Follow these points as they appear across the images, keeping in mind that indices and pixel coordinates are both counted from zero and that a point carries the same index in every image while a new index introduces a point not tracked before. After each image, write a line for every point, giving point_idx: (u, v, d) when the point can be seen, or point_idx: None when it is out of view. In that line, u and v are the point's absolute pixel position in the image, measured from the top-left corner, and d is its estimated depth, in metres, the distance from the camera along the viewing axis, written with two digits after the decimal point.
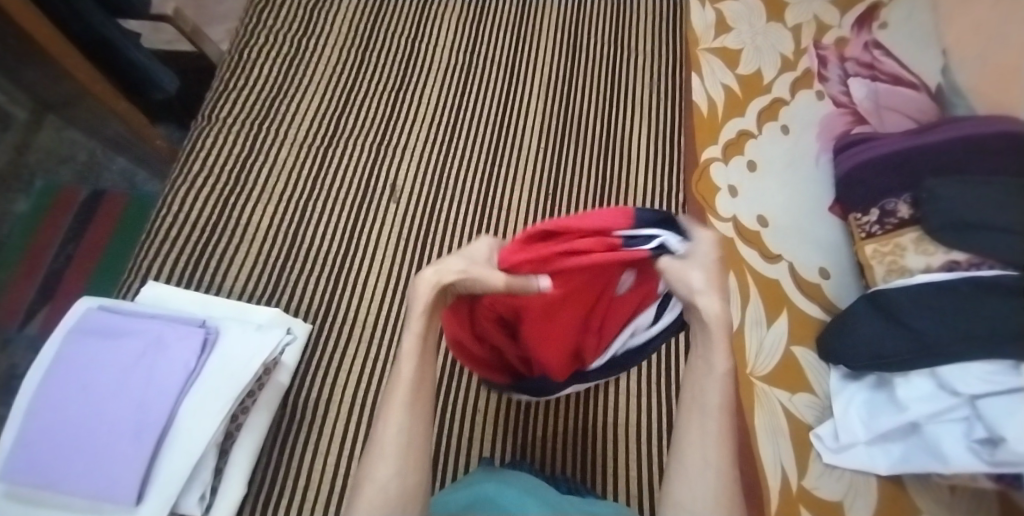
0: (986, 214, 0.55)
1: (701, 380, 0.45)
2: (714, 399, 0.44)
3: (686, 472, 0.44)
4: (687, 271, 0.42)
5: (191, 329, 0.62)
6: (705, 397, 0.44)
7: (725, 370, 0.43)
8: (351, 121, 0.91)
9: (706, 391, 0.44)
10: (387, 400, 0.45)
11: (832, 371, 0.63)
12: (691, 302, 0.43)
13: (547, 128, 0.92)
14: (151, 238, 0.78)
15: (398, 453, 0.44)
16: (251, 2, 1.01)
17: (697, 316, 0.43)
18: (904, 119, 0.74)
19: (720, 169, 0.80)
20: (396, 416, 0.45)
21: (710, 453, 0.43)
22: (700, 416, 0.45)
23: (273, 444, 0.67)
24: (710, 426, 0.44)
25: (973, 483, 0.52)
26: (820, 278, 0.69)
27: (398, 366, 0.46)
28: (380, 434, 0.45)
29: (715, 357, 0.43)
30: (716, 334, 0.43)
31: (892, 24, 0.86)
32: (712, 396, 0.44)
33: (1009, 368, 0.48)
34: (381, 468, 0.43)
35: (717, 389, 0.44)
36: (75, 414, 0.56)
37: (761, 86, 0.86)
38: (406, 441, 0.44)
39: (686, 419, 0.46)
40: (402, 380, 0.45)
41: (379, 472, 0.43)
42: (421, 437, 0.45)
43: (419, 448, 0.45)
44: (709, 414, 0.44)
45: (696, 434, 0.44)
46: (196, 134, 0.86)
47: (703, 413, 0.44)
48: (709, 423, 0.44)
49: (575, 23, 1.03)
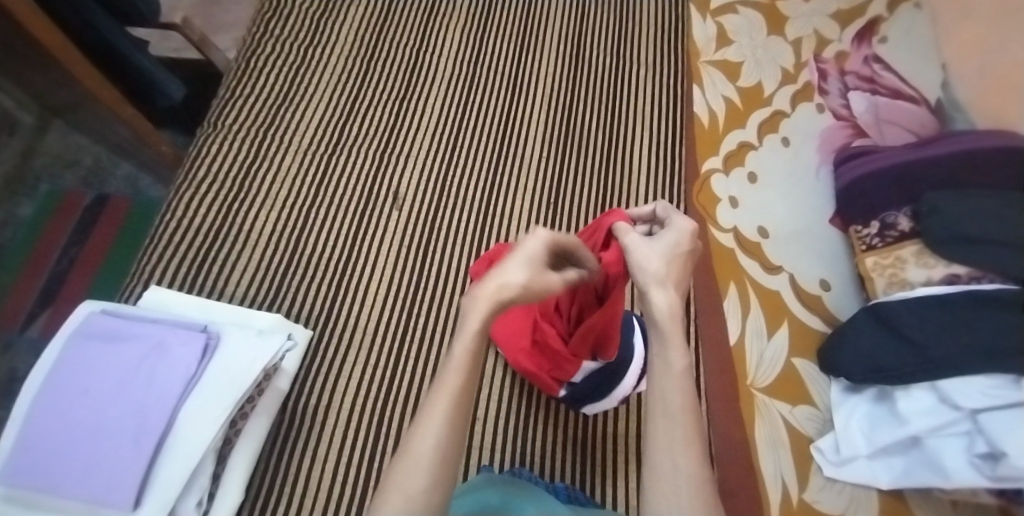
0: (986, 228, 0.55)
1: (661, 380, 0.41)
2: (676, 400, 0.40)
3: (664, 488, 0.38)
4: (632, 271, 0.44)
5: (193, 334, 0.62)
6: (667, 400, 0.40)
7: (682, 365, 0.41)
8: (355, 129, 0.92)
9: (668, 392, 0.41)
10: (429, 400, 0.41)
11: (833, 383, 0.63)
12: (644, 290, 0.43)
13: (549, 138, 0.93)
14: (155, 243, 0.79)
15: (428, 466, 0.38)
16: (260, 11, 1.02)
17: (647, 312, 0.43)
18: (903, 132, 0.75)
19: (721, 180, 0.81)
20: (433, 421, 0.39)
21: (679, 464, 0.38)
22: (664, 420, 0.40)
23: (271, 451, 0.67)
24: (676, 431, 0.39)
25: (975, 498, 0.52)
26: (821, 290, 0.70)
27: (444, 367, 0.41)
28: (414, 441, 0.39)
29: (671, 352, 0.41)
30: (669, 330, 0.42)
31: (892, 38, 0.87)
32: (674, 399, 0.40)
33: (1011, 383, 0.48)
34: (401, 466, 0.39)
35: (677, 391, 0.40)
36: (76, 416, 0.56)
37: (761, 98, 0.87)
38: (440, 450, 0.39)
39: (650, 429, 0.41)
40: (446, 382, 0.41)
41: (407, 479, 0.38)
42: (455, 453, 0.40)
43: (450, 463, 0.39)
44: (673, 417, 0.40)
45: (664, 441, 0.39)
46: (202, 140, 0.87)
47: (667, 418, 0.40)
48: (677, 428, 0.39)
49: (578, 34, 1.04)
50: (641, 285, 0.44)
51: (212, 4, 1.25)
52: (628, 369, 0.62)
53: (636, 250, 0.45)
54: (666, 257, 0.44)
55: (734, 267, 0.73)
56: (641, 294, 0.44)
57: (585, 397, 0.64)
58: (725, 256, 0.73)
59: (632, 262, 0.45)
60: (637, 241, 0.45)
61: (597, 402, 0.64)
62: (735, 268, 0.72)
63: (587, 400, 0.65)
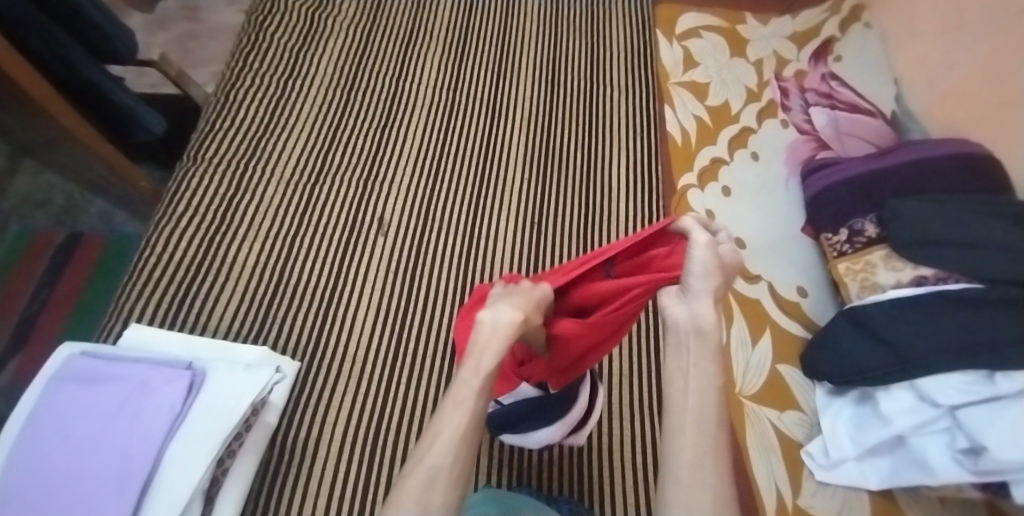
0: (949, 231, 0.58)
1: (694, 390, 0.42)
2: (711, 413, 0.41)
3: (688, 495, 0.38)
4: (689, 271, 0.44)
5: (177, 372, 0.60)
6: (701, 412, 0.41)
7: (716, 379, 0.43)
8: (337, 157, 0.93)
9: (703, 404, 0.41)
10: (443, 411, 0.41)
11: (817, 387, 0.65)
12: (699, 298, 0.44)
13: (529, 160, 0.95)
14: (133, 280, 0.76)
15: (444, 480, 0.38)
16: (237, 46, 1.03)
17: (690, 321, 0.44)
18: (865, 144, 0.79)
19: (697, 195, 0.83)
20: (446, 434, 0.40)
21: (707, 475, 0.39)
22: (694, 430, 0.40)
23: (260, 489, 0.65)
24: (706, 442, 0.40)
25: (961, 493, 0.54)
26: (798, 297, 0.73)
27: (461, 379, 0.43)
28: (426, 452, 0.40)
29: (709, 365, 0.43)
30: (711, 338, 0.44)
31: (846, 57, 0.92)
32: (709, 411, 0.41)
33: (984, 378, 0.51)
34: (414, 474, 0.39)
35: (712, 404, 0.42)
36: (54, 462, 0.54)
37: (730, 116, 0.91)
38: (455, 464, 0.39)
39: (675, 435, 0.41)
40: (462, 397, 0.42)
41: (420, 488, 0.38)
42: (467, 468, 0.40)
43: (464, 477, 0.39)
44: (705, 428, 0.41)
45: (692, 451, 0.40)
46: (181, 175, 0.86)
47: (698, 431, 0.40)
48: (707, 439, 0.40)
49: (552, 61, 1.07)
50: (698, 289, 0.44)
51: (188, 41, 1.26)
52: (568, 411, 0.61)
53: (701, 250, 0.43)
54: (723, 265, 0.44)
55: None
56: (687, 292, 0.45)
57: (519, 430, 0.63)
58: None
59: (693, 263, 0.43)
60: (703, 245, 0.43)
61: (526, 433, 0.62)
62: None
63: (514, 427, 0.63)
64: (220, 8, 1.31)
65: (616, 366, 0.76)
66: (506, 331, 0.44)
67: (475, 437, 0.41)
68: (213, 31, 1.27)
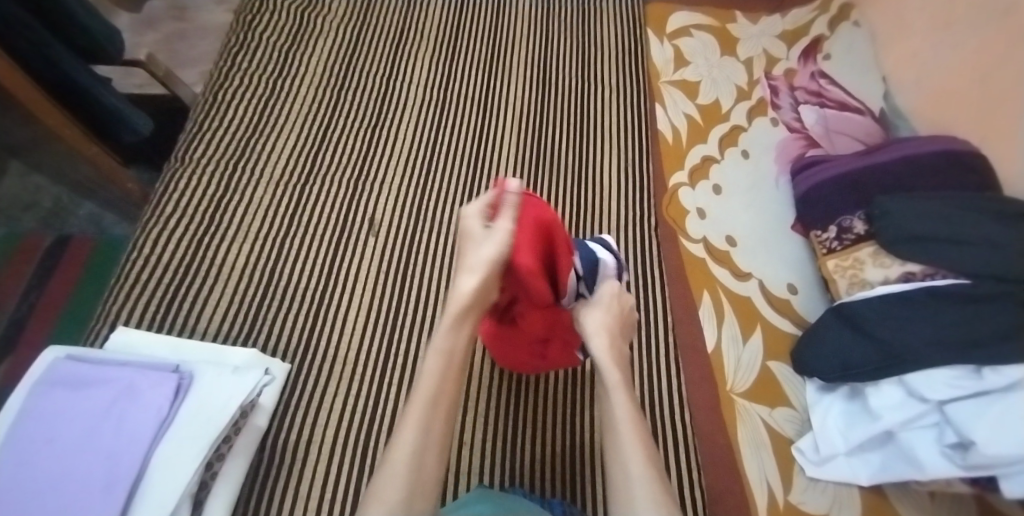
0: (938, 228, 0.59)
1: (610, 404, 0.53)
2: (623, 417, 0.52)
3: (621, 491, 0.47)
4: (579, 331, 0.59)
5: (165, 374, 0.60)
6: (614, 419, 0.52)
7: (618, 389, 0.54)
8: (327, 157, 0.93)
9: (614, 412, 0.52)
10: (406, 413, 0.50)
11: (808, 383, 0.65)
12: (587, 341, 0.58)
13: (520, 160, 0.95)
14: (121, 282, 0.76)
15: (405, 470, 0.46)
16: (226, 46, 1.03)
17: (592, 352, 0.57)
18: (853, 142, 0.80)
19: (688, 193, 0.84)
20: (407, 433, 0.48)
21: (636, 472, 0.48)
22: (617, 437, 0.51)
23: (250, 493, 0.64)
24: (624, 442, 0.50)
25: (950, 488, 0.54)
26: (789, 294, 0.73)
27: (420, 381, 0.51)
28: (393, 450, 0.47)
29: (608, 377, 0.55)
30: (605, 361, 0.56)
31: (835, 55, 0.93)
32: (621, 417, 0.51)
33: (971, 373, 0.51)
34: (386, 474, 0.46)
35: (622, 411, 0.52)
36: (38, 468, 0.53)
37: (720, 114, 0.91)
38: (415, 457, 0.47)
39: (610, 449, 0.51)
40: (421, 393, 0.50)
41: (385, 486, 0.45)
42: (431, 460, 0.47)
43: (428, 471, 0.47)
44: (619, 430, 0.51)
45: (618, 453, 0.49)
46: (170, 176, 0.86)
47: (617, 434, 0.51)
48: (626, 446, 0.49)
49: (542, 59, 1.07)
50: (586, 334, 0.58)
51: (177, 41, 1.25)
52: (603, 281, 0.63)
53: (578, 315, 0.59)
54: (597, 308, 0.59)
55: (706, 276, 0.75)
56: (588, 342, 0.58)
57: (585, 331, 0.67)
58: (696, 265, 0.76)
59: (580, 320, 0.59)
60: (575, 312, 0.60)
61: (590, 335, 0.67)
62: (707, 277, 0.75)
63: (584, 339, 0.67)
64: (209, 8, 1.30)
65: None
66: (460, 300, 0.52)
67: (431, 430, 0.48)
68: (202, 31, 1.26)
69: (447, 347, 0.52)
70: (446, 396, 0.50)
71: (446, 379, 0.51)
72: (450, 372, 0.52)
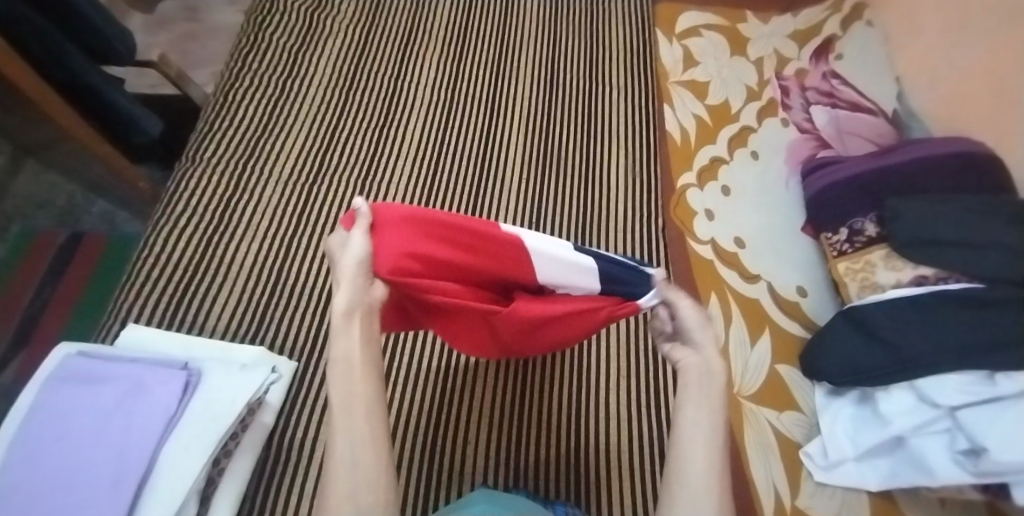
0: (952, 231, 0.58)
1: (698, 412, 0.45)
2: (712, 429, 0.44)
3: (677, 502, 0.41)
4: (686, 330, 0.50)
5: (172, 372, 0.61)
6: (704, 428, 0.44)
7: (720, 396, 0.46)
8: (335, 158, 0.93)
9: (705, 420, 0.45)
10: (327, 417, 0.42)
11: (817, 388, 0.65)
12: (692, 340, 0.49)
13: (527, 160, 0.94)
14: (132, 280, 0.77)
15: (348, 472, 0.40)
16: (237, 46, 1.04)
17: (694, 351, 0.49)
18: (865, 143, 0.79)
19: (697, 195, 0.83)
20: (339, 439, 0.41)
21: (710, 490, 0.41)
22: (695, 445, 0.44)
23: (256, 489, 0.64)
24: (710, 457, 0.43)
25: (961, 495, 0.53)
26: (798, 297, 0.72)
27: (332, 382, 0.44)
28: (332, 456, 0.41)
29: (714, 385, 0.47)
30: (713, 366, 0.48)
31: (848, 55, 0.92)
32: (713, 431, 0.44)
33: (983, 379, 0.51)
34: (336, 481, 0.40)
35: (715, 422, 0.45)
36: (49, 464, 0.53)
37: (730, 115, 0.91)
38: (355, 459, 0.41)
39: (678, 453, 0.44)
40: (334, 398, 0.43)
41: (337, 492, 0.39)
42: (372, 453, 0.41)
43: (376, 467, 0.41)
44: (711, 445, 0.44)
45: (694, 462, 0.43)
46: (180, 175, 0.87)
47: (703, 447, 0.44)
48: (704, 458, 0.43)
49: (551, 60, 1.07)
50: (698, 339, 0.49)
51: (189, 41, 1.26)
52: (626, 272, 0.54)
53: (688, 314, 0.50)
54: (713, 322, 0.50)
55: (714, 277, 0.74)
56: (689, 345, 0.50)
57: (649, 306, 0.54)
58: (704, 266, 0.75)
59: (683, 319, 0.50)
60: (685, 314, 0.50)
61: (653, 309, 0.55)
62: (715, 278, 0.74)
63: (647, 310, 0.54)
64: (221, 9, 1.31)
65: (612, 367, 0.76)
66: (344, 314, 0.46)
67: (360, 427, 0.42)
68: (213, 31, 1.28)
69: (345, 347, 0.44)
70: (361, 389, 0.43)
71: (360, 370, 0.44)
72: (360, 361, 0.44)
